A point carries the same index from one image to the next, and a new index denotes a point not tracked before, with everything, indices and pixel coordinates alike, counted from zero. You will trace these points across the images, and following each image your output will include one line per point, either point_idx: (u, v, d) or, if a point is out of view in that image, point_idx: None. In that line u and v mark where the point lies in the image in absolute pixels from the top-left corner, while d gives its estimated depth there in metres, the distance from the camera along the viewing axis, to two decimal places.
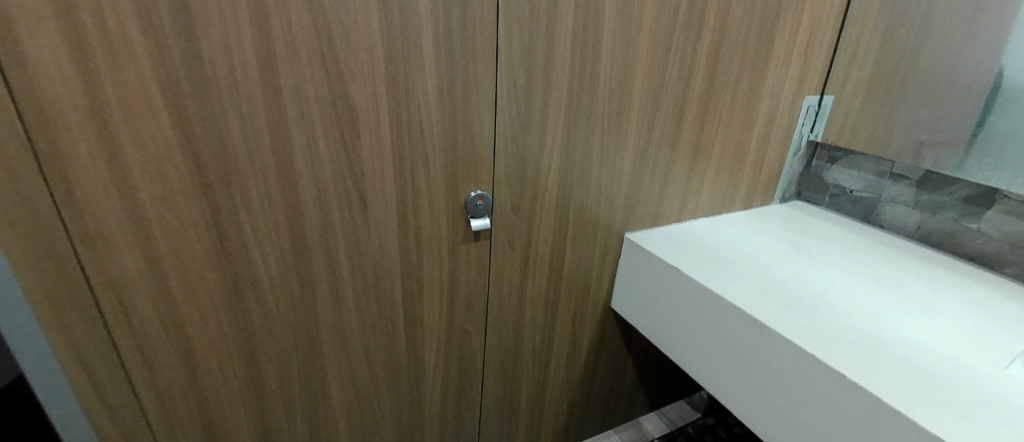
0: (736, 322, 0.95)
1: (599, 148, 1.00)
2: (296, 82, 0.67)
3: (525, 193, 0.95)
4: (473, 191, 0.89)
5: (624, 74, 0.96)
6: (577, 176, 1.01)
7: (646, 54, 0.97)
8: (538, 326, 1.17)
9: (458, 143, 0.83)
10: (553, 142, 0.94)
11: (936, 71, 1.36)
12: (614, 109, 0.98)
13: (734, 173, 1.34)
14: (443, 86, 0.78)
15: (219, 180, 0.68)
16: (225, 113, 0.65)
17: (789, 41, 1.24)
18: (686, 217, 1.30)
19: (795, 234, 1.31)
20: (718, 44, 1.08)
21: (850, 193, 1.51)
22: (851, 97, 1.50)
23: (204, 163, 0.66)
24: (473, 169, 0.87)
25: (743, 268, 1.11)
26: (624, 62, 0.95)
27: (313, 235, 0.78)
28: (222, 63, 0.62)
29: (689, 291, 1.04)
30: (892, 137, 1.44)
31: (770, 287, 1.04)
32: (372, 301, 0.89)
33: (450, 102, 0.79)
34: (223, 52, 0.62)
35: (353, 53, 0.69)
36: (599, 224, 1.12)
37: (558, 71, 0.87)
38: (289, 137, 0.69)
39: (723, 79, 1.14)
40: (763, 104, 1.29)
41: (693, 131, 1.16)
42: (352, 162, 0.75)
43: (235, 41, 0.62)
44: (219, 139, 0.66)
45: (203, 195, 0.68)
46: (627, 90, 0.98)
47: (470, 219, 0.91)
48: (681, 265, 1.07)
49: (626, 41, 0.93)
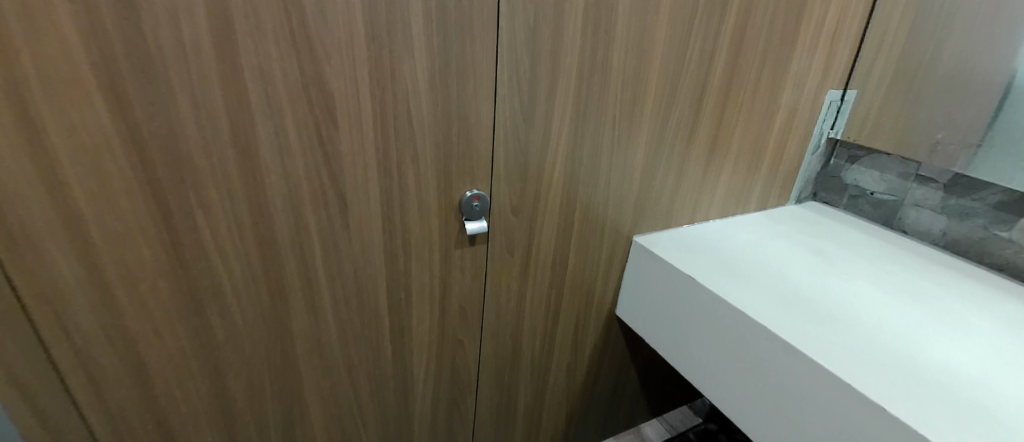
0: (757, 339, 0.87)
1: (609, 143, 0.91)
2: (261, 62, 0.57)
3: (526, 193, 0.86)
4: (469, 190, 0.79)
5: (639, 60, 0.86)
6: (584, 175, 0.91)
7: (663, 37, 0.87)
8: (538, 335, 1.08)
9: (453, 136, 0.73)
10: (559, 137, 0.84)
11: (953, 69, 1.25)
12: (626, 99, 0.88)
13: (750, 171, 1.25)
14: (436, 71, 0.68)
15: (170, 176, 0.58)
16: (174, 98, 0.54)
17: (815, 28, 1.14)
18: (699, 218, 1.21)
19: (816, 239, 1.22)
20: (742, 29, 0.98)
21: (871, 195, 1.42)
22: (872, 92, 1.39)
23: (150, 158, 0.56)
24: (469, 165, 0.77)
25: (761, 277, 1.03)
26: (639, 47, 0.85)
27: (284, 239, 0.68)
28: (169, 37, 0.52)
29: (705, 303, 0.96)
30: (909, 136, 1.34)
31: (793, 299, 0.96)
32: (355, 313, 0.80)
33: (444, 89, 0.69)
34: (170, 24, 0.51)
35: (330, 29, 0.59)
36: (605, 227, 1.02)
37: (567, 56, 0.77)
38: (254, 127, 0.59)
39: (744, 69, 1.04)
40: (785, 97, 1.19)
41: (710, 126, 1.06)
42: (328, 156, 0.65)
43: (186, 11, 0.51)
44: (168, 128, 0.55)
45: (151, 194, 0.58)
46: (642, 79, 0.88)
47: (465, 221, 0.81)
48: (696, 273, 0.99)
49: (643, 24, 0.83)
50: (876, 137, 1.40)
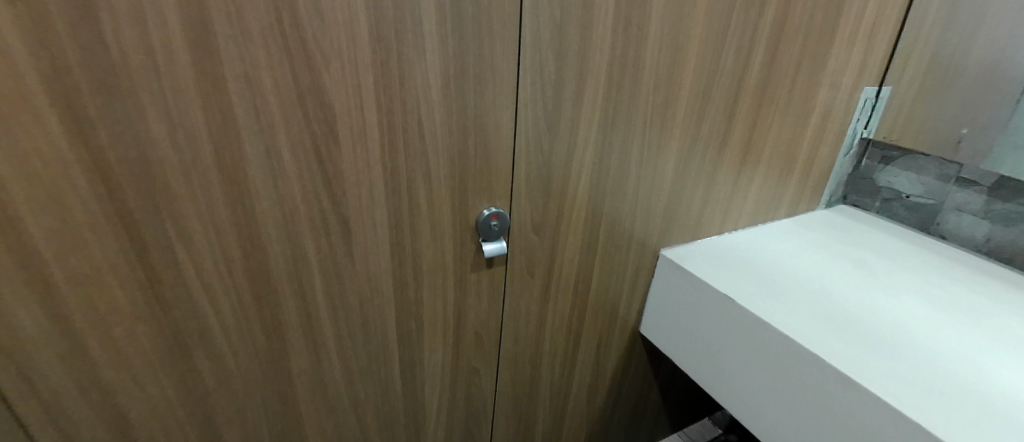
0: (807, 368, 0.78)
1: (638, 152, 0.81)
2: (247, 70, 0.48)
3: (549, 209, 0.77)
4: (486, 209, 0.71)
5: (674, 60, 0.76)
6: (611, 188, 0.82)
7: (700, 33, 0.77)
8: (559, 359, 0.99)
9: (469, 150, 0.65)
10: (586, 147, 0.75)
11: (980, 66, 1.21)
12: (658, 103, 0.79)
13: (782, 176, 1.16)
14: (450, 76, 0.59)
15: (143, 206, 0.49)
16: (144, 115, 0.45)
17: (854, 22, 1.05)
18: (728, 228, 1.12)
19: (855, 249, 1.13)
20: (781, 24, 0.89)
21: (906, 199, 1.33)
22: (908, 85, 1.30)
23: (119, 185, 0.47)
24: (487, 182, 0.69)
25: (801, 296, 0.93)
26: (675, 44, 0.75)
27: (279, 271, 0.60)
28: (134, 42, 0.43)
29: (745, 324, 0.87)
30: (934, 132, 1.29)
31: (840, 320, 0.87)
32: (361, 346, 0.72)
33: (459, 97, 0.61)
34: (135, 27, 0.42)
35: (328, 29, 0.50)
36: (633, 242, 0.93)
37: (596, 56, 0.68)
38: (240, 146, 0.51)
39: (780, 67, 0.95)
40: (821, 97, 1.10)
41: (744, 130, 0.97)
42: (328, 178, 0.57)
43: (153, 9, 0.42)
44: (139, 152, 0.47)
45: (122, 227, 0.49)
46: (676, 80, 0.79)
47: (482, 243, 0.73)
48: (732, 291, 0.90)
49: (680, 17, 0.73)
50: (906, 134, 1.33)
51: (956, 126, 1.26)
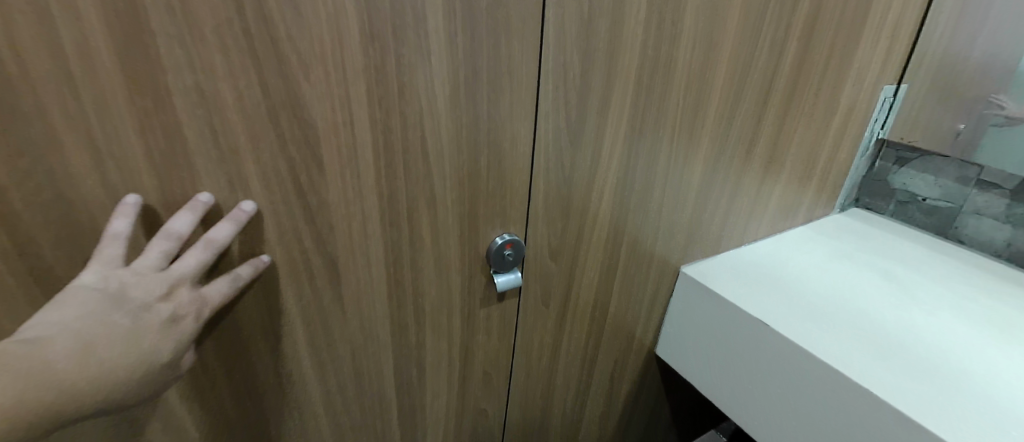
0: (856, 403, 0.66)
1: (665, 165, 0.71)
2: (200, 81, 0.36)
3: (567, 232, 0.67)
4: (499, 236, 0.60)
5: (706, 59, 0.65)
6: (635, 205, 0.73)
7: (736, 27, 0.66)
8: (570, 391, 0.89)
9: (480, 170, 0.54)
10: (610, 160, 0.65)
11: (966, 71, 1.12)
12: (688, 109, 0.69)
13: (802, 183, 1.03)
14: (460, 83, 0.48)
15: (65, 259, 0.37)
16: (63, 146, 0.34)
17: (884, 8, 0.90)
18: (748, 239, 1.01)
19: (879, 258, 1.01)
20: (816, 13, 0.76)
21: (923, 202, 1.17)
22: (921, 80, 1.11)
23: (33, 240, 0.35)
24: (501, 206, 0.59)
25: (837, 310, 0.81)
26: (709, 42, 0.64)
27: (251, 325, 0.48)
28: (38, 51, 0.31)
29: (783, 355, 0.74)
30: (922, 134, 1.16)
31: (881, 352, 0.71)
32: (353, 399, 0.61)
33: (470, 108, 0.50)
34: (37, 28, 0.31)
35: (307, 27, 0.39)
36: (653, 261, 0.83)
37: (626, 56, 0.57)
38: (195, 179, 0.39)
39: (812, 62, 0.82)
40: (846, 95, 0.96)
41: (771, 134, 0.86)
42: (312, 210, 0.46)
43: (64, 4, 0.31)
44: (57, 194, 0.35)
45: (40, 290, 0.37)
46: (707, 82, 0.68)
47: (494, 274, 0.63)
48: (765, 315, 0.77)
49: (715, 10, 0.62)
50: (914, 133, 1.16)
51: (981, 95, 1.10)
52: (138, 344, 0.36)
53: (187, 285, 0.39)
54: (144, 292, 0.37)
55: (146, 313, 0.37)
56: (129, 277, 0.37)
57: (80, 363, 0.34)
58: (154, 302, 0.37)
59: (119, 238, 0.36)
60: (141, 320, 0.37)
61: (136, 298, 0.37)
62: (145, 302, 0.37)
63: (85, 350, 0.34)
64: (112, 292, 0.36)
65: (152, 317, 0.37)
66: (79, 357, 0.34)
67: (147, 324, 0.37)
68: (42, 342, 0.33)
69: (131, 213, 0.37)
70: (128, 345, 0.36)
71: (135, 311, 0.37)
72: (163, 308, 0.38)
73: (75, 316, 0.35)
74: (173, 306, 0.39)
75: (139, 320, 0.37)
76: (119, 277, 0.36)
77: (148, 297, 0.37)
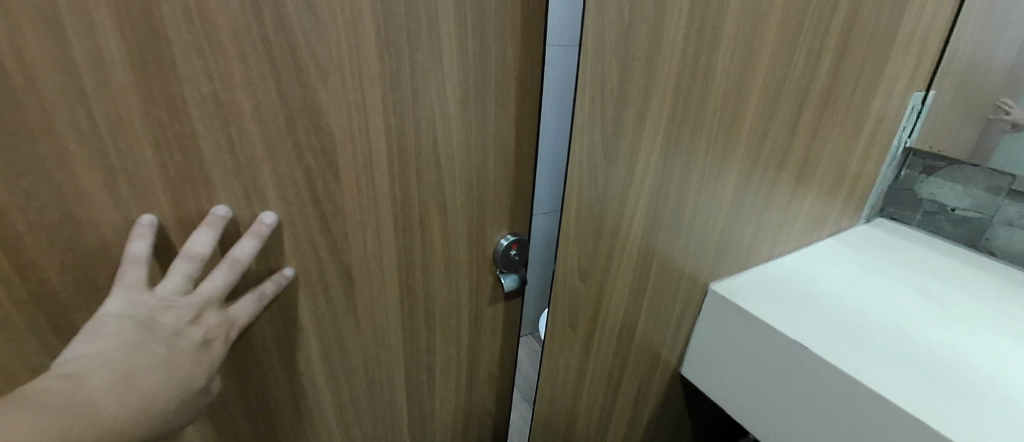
0: (902, 431, 0.62)
1: (699, 178, 0.69)
2: (216, 90, 0.35)
3: (598, 252, 0.65)
4: (503, 237, 0.59)
5: (745, 67, 0.63)
6: (668, 219, 0.70)
7: (775, 35, 0.63)
8: (594, 413, 0.85)
9: (490, 173, 0.54)
10: (645, 174, 0.62)
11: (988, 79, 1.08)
12: (725, 121, 0.66)
13: (830, 194, 1.00)
14: (470, 88, 0.47)
15: (73, 283, 0.35)
16: (71, 163, 0.32)
17: (918, 12, 0.87)
18: (777, 252, 0.97)
19: (913, 273, 0.97)
20: (853, 20, 0.74)
21: (951, 212, 1.11)
22: (947, 87, 1.08)
23: (37, 264, 0.33)
24: (508, 207, 0.58)
25: (876, 331, 0.77)
26: (748, 50, 0.62)
27: (263, 341, 0.47)
28: (46, 63, 0.29)
29: (822, 380, 0.70)
30: (945, 141, 1.12)
31: (924, 373, 0.68)
32: (365, 410, 0.60)
33: (479, 111, 0.49)
34: (45, 41, 0.29)
35: (324, 33, 0.38)
36: (683, 277, 0.79)
37: (664, 66, 0.55)
38: (210, 191, 0.38)
39: (847, 70, 0.80)
40: (878, 102, 0.93)
41: (805, 143, 0.82)
42: (327, 220, 0.45)
43: (76, 12, 0.29)
44: (62, 212, 0.33)
45: (43, 317, 0.35)
46: (745, 92, 0.65)
47: (500, 275, 0.62)
48: (802, 336, 0.73)
49: (756, 14, 0.59)
50: (942, 140, 1.13)
51: (986, 91, 1.08)
52: (176, 370, 0.37)
53: (215, 308, 0.40)
54: (175, 318, 0.37)
55: (179, 338, 0.37)
56: (158, 303, 0.37)
57: (123, 395, 0.34)
58: (185, 327, 0.38)
59: (139, 262, 0.36)
60: (176, 346, 0.37)
61: (167, 324, 0.37)
62: (177, 328, 0.37)
63: (126, 380, 0.34)
64: (141, 319, 0.36)
65: (185, 342, 0.38)
66: (122, 387, 0.34)
67: (181, 350, 0.37)
68: (80, 376, 0.33)
69: (148, 235, 0.36)
70: (165, 372, 0.36)
71: (168, 338, 0.37)
72: (194, 332, 0.38)
73: (109, 347, 0.34)
74: (203, 330, 0.39)
75: (174, 347, 0.37)
76: (148, 304, 0.36)
77: (178, 322, 0.37)
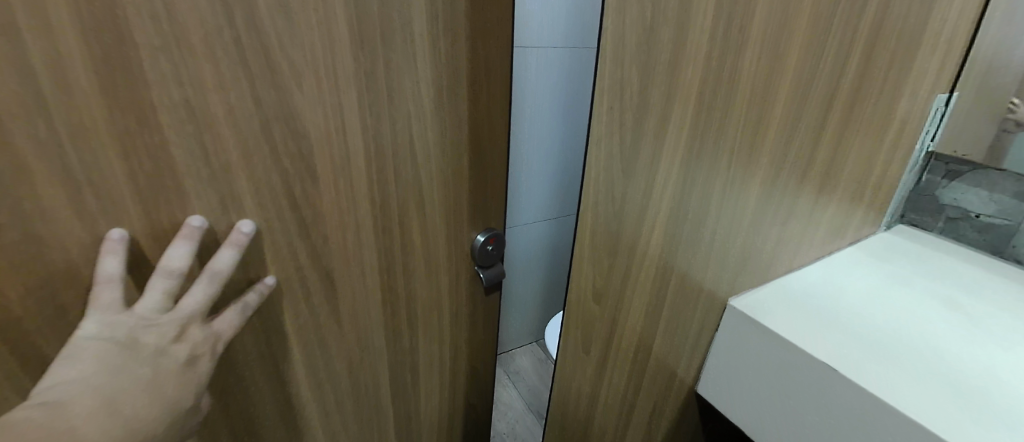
0: None
1: (721, 190, 0.65)
2: (188, 96, 0.35)
3: (613, 271, 0.65)
4: (480, 234, 0.61)
5: (772, 71, 0.59)
6: (689, 232, 0.66)
7: (803, 37, 0.60)
8: (606, 435, 0.81)
9: (465, 171, 0.54)
10: (665, 187, 0.59)
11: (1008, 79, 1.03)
12: (750, 128, 0.63)
13: (853, 201, 0.96)
14: (443, 86, 0.48)
15: (37, 309, 0.34)
16: (32, 177, 0.31)
17: (945, 10, 0.83)
18: (800, 261, 0.92)
19: (939, 285, 0.92)
20: (881, 20, 0.71)
21: (975, 218, 1.06)
22: (965, 89, 1.03)
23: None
24: (483, 202, 0.59)
25: (909, 350, 0.72)
26: (776, 52, 0.58)
27: (246, 355, 0.46)
28: (2, 74, 0.28)
29: (854, 406, 0.65)
30: (966, 145, 1.07)
31: (960, 397, 0.63)
32: (350, 414, 0.59)
33: (452, 109, 0.50)
34: (2, 50, 0.28)
35: (299, 34, 0.37)
36: (702, 294, 0.75)
37: (688, 70, 0.52)
38: (184, 200, 0.37)
39: (875, 72, 0.76)
40: (903, 105, 0.89)
41: (830, 148, 0.79)
42: (307, 224, 0.45)
43: (34, 18, 0.28)
44: (22, 229, 0.31)
45: (6, 349, 0.33)
46: (772, 97, 0.62)
47: (478, 270, 0.63)
48: (832, 358, 0.68)
49: (785, 15, 0.56)
50: (964, 144, 1.07)
51: (1007, 90, 1.03)
52: (161, 392, 0.37)
53: (198, 323, 0.40)
54: (156, 337, 0.37)
55: (164, 358, 0.37)
56: (137, 322, 0.36)
57: (105, 421, 0.33)
58: (169, 345, 0.38)
59: (113, 281, 0.35)
60: (161, 365, 0.37)
61: (149, 344, 0.37)
62: (161, 347, 0.37)
63: (111, 405, 0.34)
64: (122, 340, 0.36)
65: (170, 361, 0.38)
66: (105, 413, 0.33)
67: (166, 368, 0.37)
68: (62, 405, 0.32)
69: (119, 250, 0.35)
70: (150, 393, 0.36)
71: (151, 359, 0.37)
72: (178, 349, 0.38)
73: (89, 372, 0.34)
74: (188, 346, 0.39)
75: (158, 366, 0.37)
76: (126, 324, 0.36)
77: (161, 342, 0.37)
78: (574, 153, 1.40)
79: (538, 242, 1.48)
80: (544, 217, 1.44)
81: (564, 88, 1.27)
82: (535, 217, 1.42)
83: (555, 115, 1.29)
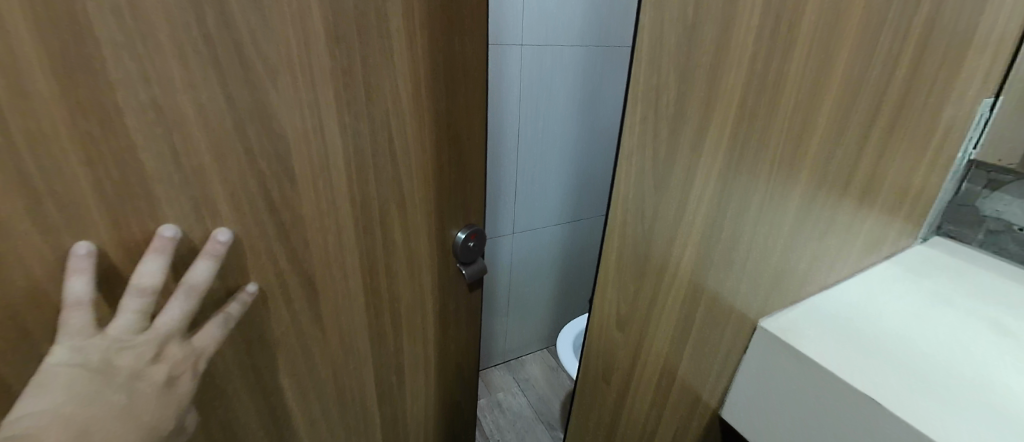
0: None
1: (761, 199, 0.59)
2: (155, 96, 0.34)
3: (641, 293, 0.63)
4: (460, 232, 0.60)
5: (817, 81, 0.54)
6: (721, 250, 0.61)
7: (853, 38, 0.54)
8: None
9: (444, 166, 0.54)
10: (699, 206, 0.55)
11: None
12: (794, 136, 0.57)
13: (891, 213, 0.90)
14: (421, 81, 0.47)
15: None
16: None
17: (997, 10, 0.77)
18: (833, 278, 0.85)
19: (974, 302, 0.85)
20: (935, 20, 0.65)
21: (1018, 231, 0.99)
22: (1010, 92, 0.96)
23: None
24: (465, 196, 0.59)
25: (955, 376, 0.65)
26: (827, 55, 0.53)
27: (226, 367, 0.45)
28: None
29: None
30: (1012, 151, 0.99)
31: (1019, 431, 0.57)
32: (337, 419, 0.58)
33: (432, 103, 0.49)
34: None
35: (272, 30, 0.37)
36: (732, 316, 0.69)
37: (728, 76, 0.48)
38: (155, 204, 0.36)
39: (924, 76, 0.70)
40: (948, 112, 0.83)
41: (873, 158, 0.72)
42: (286, 226, 0.44)
43: None
44: None
45: None
46: (816, 105, 0.56)
47: (460, 266, 0.62)
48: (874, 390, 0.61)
49: (835, 14, 0.50)
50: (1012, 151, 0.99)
51: None
52: (136, 417, 0.37)
53: (176, 340, 0.39)
54: (132, 359, 0.37)
55: (140, 381, 0.37)
56: (112, 345, 0.36)
57: None
58: (146, 367, 0.38)
59: (82, 304, 0.34)
60: (137, 390, 0.37)
61: (125, 368, 0.37)
62: (136, 370, 0.37)
63: (82, 435, 0.34)
64: (95, 364, 0.35)
65: (147, 384, 0.38)
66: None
67: (143, 393, 0.37)
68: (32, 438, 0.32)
69: (85, 267, 0.34)
70: (123, 420, 0.36)
71: (127, 383, 0.37)
72: (155, 371, 0.38)
73: (60, 401, 0.34)
74: (167, 367, 0.39)
75: (133, 391, 0.37)
76: (99, 348, 0.35)
77: (138, 363, 0.37)
78: (586, 158, 1.37)
79: (548, 247, 1.45)
80: (554, 221, 1.42)
81: (573, 89, 1.24)
82: (544, 221, 1.40)
83: (567, 118, 1.27)
